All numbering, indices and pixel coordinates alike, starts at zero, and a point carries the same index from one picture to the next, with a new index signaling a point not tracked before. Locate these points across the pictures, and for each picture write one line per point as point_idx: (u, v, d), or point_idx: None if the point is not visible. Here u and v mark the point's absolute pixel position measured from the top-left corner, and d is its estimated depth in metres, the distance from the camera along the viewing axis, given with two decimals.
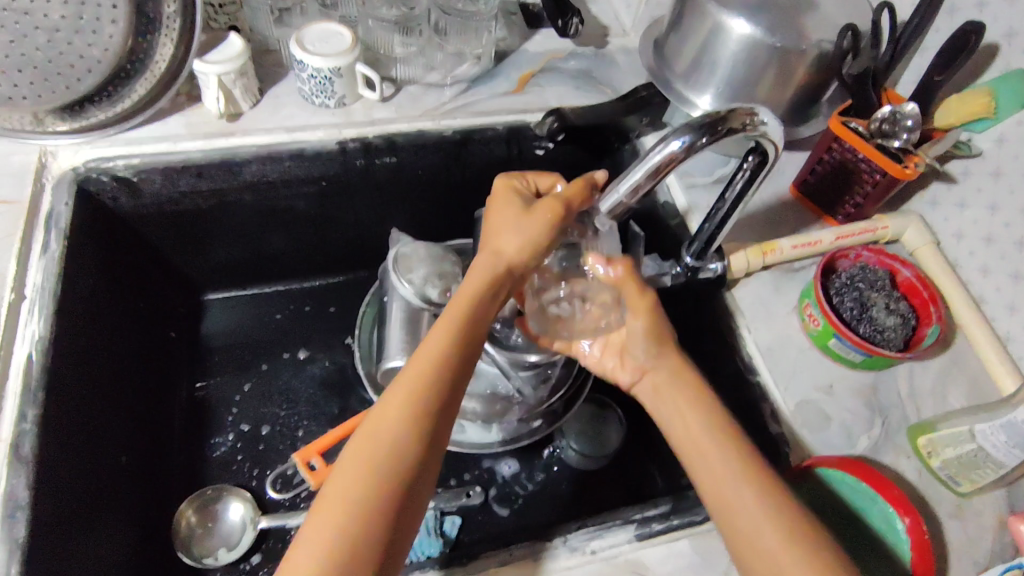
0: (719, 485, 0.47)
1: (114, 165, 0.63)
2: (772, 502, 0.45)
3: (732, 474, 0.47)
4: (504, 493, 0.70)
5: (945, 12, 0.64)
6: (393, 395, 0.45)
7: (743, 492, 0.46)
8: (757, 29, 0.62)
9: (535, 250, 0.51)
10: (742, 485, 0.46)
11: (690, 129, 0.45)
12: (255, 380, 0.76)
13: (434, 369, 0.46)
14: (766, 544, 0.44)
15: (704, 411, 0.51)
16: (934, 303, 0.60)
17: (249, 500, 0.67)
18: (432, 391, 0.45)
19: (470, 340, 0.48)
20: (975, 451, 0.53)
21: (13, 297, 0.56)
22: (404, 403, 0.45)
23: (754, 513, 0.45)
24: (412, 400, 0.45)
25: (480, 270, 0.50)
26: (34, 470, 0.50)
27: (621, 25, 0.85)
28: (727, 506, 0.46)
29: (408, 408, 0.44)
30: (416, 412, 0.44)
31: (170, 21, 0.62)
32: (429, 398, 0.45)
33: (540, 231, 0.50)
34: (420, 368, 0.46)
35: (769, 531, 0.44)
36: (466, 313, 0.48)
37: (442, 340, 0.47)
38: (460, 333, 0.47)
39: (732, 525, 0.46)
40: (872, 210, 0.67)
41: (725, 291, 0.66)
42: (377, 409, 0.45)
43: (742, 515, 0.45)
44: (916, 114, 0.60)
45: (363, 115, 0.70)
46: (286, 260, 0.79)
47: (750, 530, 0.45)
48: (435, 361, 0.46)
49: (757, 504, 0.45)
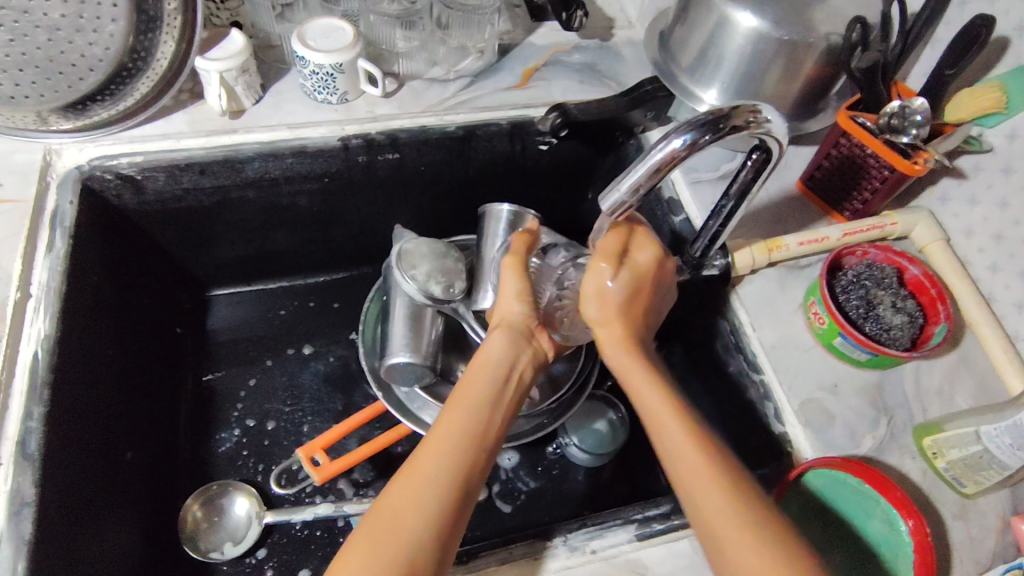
0: (679, 466, 0.45)
1: (118, 163, 0.63)
2: (739, 496, 0.43)
3: (693, 457, 0.45)
4: (507, 489, 0.70)
5: (957, 4, 0.62)
6: (410, 474, 0.43)
7: (706, 483, 0.43)
8: (763, 22, 0.61)
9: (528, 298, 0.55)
10: (700, 462, 0.44)
11: (692, 127, 0.44)
12: (260, 375, 0.77)
13: (455, 437, 0.45)
14: (734, 542, 0.41)
15: (658, 391, 0.49)
16: (942, 301, 0.59)
17: (254, 495, 0.68)
18: (458, 460, 0.44)
19: (497, 399, 0.49)
20: (981, 452, 0.53)
21: (18, 295, 0.56)
22: (422, 478, 0.43)
23: (719, 508, 0.42)
24: (432, 474, 0.43)
25: (492, 336, 0.53)
26: (40, 468, 0.50)
27: (627, 17, 0.84)
28: (692, 498, 0.44)
29: (429, 477, 0.43)
30: (443, 486, 0.43)
31: (171, 18, 0.61)
32: (456, 468, 0.44)
33: (515, 281, 0.55)
34: (442, 437, 0.45)
35: (740, 532, 0.41)
36: (490, 374, 0.50)
37: (465, 410, 0.47)
38: (487, 395, 0.48)
39: (698, 512, 0.43)
40: (880, 207, 0.66)
41: (730, 287, 0.65)
42: (399, 485, 0.43)
43: (709, 514, 0.43)
44: (926, 108, 0.58)
45: (366, 111, 0.70)
46: (290, 256, 0.79)
47: (720, 525, 0.42)
48: (453, 436, 0.45)
49: (721, 492, 0.43)
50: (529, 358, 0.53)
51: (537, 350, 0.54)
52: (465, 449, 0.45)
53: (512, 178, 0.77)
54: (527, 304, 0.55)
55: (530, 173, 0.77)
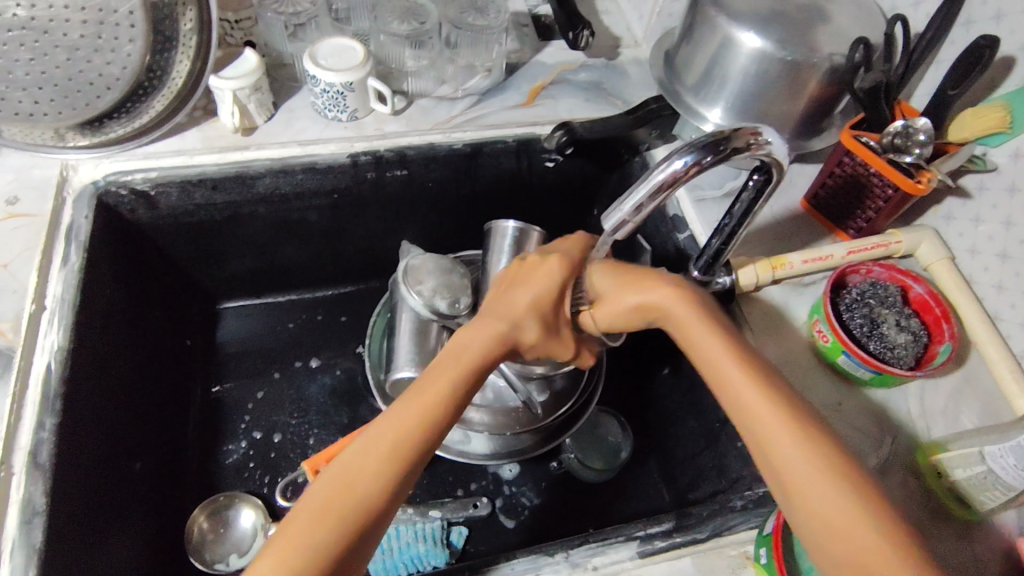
0: (764, 429, 0.40)
1: (132, 179, 0.64)
2: (820, 449, 0.38)
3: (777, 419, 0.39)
4: (510, 504, 0.71)
5: (961, 24, 0.62)
6: (368, 438, 0.39)
7: (796, 452, 0.38)
8: (767, 43, 0.61)
9: (536, 295, 0.49)
10: (786, 424, 0.39)
11: (694, 148, 0.44)
12: (268, 388, 0.77)
13: (423, 403, 0.40)
14: (820, 495, 0.37)
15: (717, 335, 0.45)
16: (946, 320, 0.59)
17: (260, 506, 0.69)
18: (420, 428, 0.40)
19: (477, 371, 0.44)
20: (985, 472, 0.52)
21: (33, 308, 0.57)
22: (380, 443, 0.38)
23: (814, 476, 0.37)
24: (394, 438, 0.39)
25: (485, 318, 0.47)
26: (52, 478, 0.51)
27: (633, 36, 0.85)
28: (763, 447, 0.39)
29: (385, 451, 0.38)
30: (399, 452, 0.39)
31: (187, 38, 0.63)
32: (418, 433, 0.39)
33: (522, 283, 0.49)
34: (411, 403, 0.40)
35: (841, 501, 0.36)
36: (479, 346, 0.45)
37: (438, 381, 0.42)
38: (469, 364, 0.43)
39: (787, 478, 0.38)
40: (885, 226, 0.66)
41: (733, 305, 0.66)
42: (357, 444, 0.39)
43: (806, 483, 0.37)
44: (929, 128, 0.59)
45: (375, 128, 0.71)
46: (299, 270, 0.81)
47: (807, 491, 0.37)
48: (427, 404, 0.40)
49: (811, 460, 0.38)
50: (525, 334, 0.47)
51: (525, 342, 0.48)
52: (433, 414, 0.40)
53: (518, 195, 0.78)
54: (533, 297, 0.49)
55: (535, 190, 0.78)
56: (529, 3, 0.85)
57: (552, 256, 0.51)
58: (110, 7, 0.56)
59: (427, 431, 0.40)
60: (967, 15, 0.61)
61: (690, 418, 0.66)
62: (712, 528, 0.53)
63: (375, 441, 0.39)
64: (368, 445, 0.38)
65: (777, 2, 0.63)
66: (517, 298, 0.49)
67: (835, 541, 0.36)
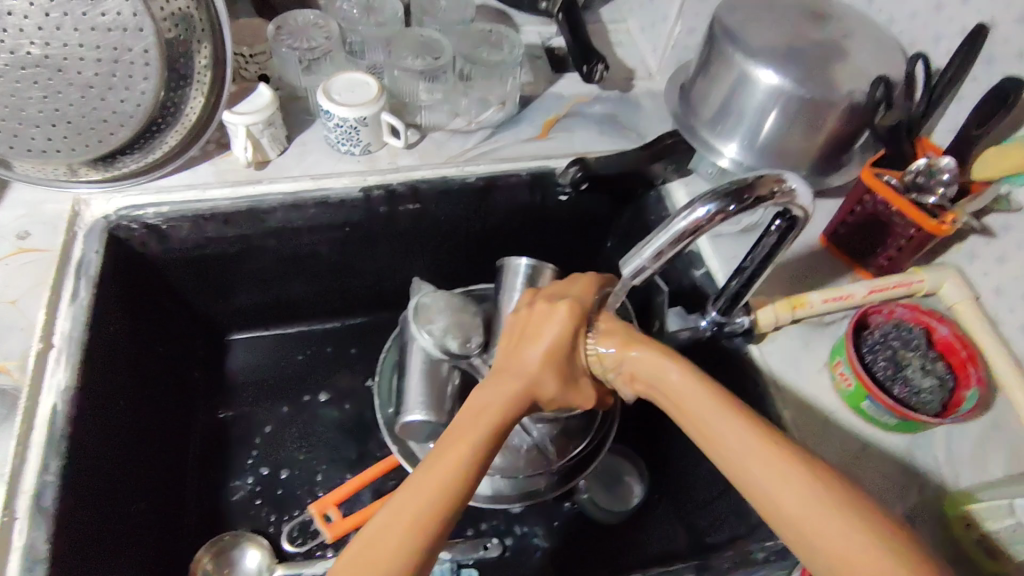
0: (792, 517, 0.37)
1: (144, 213, 0.64)
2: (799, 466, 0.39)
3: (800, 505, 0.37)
4: (522, 545, 0.69)
5: (982, 62, 0.60)
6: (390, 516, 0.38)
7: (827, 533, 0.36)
8: (786, 81, 0.61)
9: (550, 352, 0.47)
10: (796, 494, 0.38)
11: (717, 196, 0.43)
12: (276, 421, 0.76)
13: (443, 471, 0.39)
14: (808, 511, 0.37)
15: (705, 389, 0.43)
16: (973, 363, 0.57)
17: (265, 546, 0.67)
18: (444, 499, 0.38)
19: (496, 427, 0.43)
20: (1015, 526, 0.52)
21: (40, 346, 0.56)
22: (412, 503, 0.38)
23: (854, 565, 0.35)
24: (420, 511, 0.38)
25: (503, 373, 0.46)
26: (55, 523, 0.50)
27: (647, 68, 0.85)
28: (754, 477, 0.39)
29: (419, 509, 0.37)
30: (433, 512, 0.38)
31: (201, 75, 0.62)
32: (447, 495, 0.38)
33: (537, 343, 0.48)
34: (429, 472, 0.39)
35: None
36: (495, 402, 0.44)
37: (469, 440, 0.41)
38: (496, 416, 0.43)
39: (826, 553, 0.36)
40: (907, 264, 0.65)
41: (752, 345, 0.65)
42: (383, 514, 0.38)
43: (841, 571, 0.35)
44: (953, 168, 0.57)
45: (388, 162, 0.71)
46: (309, 302, 0.80)
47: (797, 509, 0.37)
48: (458, 455, 0.40)
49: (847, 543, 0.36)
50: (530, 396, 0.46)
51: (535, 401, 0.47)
52: (457, 477, 0.39)
53: (532, 227, 0.77)
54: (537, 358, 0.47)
55: (548, 223, 0.77)
56: (542, 35, 0.85)
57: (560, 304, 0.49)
58: (125, 46, 0.56)
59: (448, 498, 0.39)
60: (988, 52, 0.59)
61: (708, 460, 0.64)
62: None
63: (409, 504, 0.38)
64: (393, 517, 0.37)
65: (795, 38, 0.62)
66: (527, 355, 0.47)
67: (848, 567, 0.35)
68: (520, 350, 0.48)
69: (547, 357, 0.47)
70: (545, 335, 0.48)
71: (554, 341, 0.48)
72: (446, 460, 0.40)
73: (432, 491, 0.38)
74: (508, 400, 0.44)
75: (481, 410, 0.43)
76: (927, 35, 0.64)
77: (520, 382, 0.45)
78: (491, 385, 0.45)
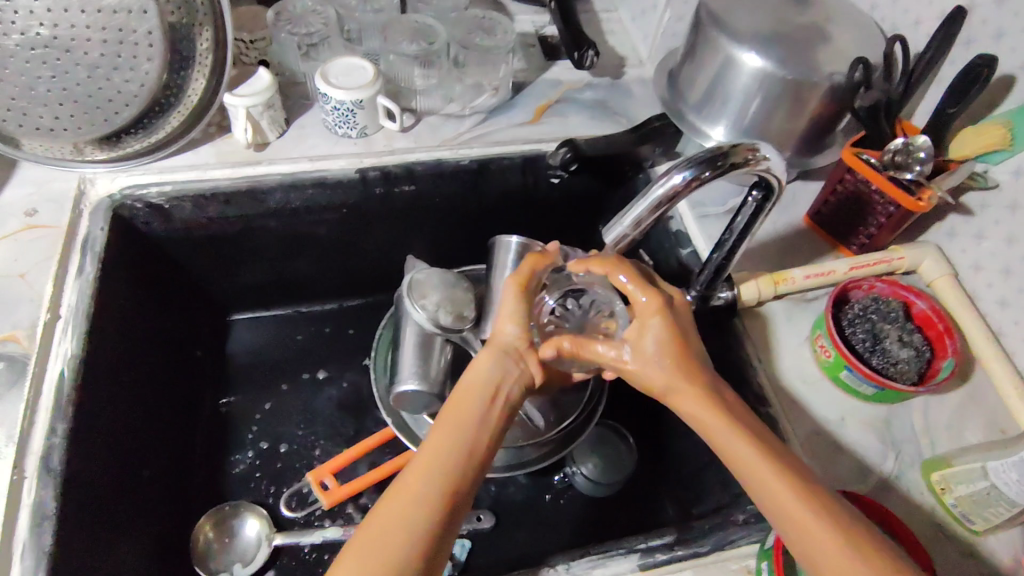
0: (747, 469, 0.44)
1: (147, 192, 0.67)
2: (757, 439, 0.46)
3: (757, 460, 0.44)
4: (515, 517, 0.71)
5: (960, 43, 0.61)
6: (391, 513, 0.41)
7: (768, 475, 0.44)
8: (768, 63, 0.63)
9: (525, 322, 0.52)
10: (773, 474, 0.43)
11: (693, 163, 0.46)
12: (276, 399, 0.78)
13: (442, 456, 0.44)
14: (765, 481, 0.43)
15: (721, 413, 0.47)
16: (949, 336, 0.59)
17: (264, 517, 0.69)
18: (443, 490, 0.42)
19: (489, 398, 0.47)
20: (988, 488, 0.52)
21: (48, 317, 0.59)
22: (417, 479, 0.42)
23: (813, 535, 0.41)
24: (420, 500, 0.41)
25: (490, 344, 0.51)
26: (62, 483, 0.52)
27: (638, 56, 0.87)
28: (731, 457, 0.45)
29: (418, 494, 0.42)
30: (446, 478, 0.43)
31: (203, 57, 0.65)
32: (451, 467, 0.43)
33: (512, 303, 0.52)
34: (425, 465, 0.43)
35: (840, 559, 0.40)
36: (476, 385, 0.48)
37: (452, 422, 0.45)
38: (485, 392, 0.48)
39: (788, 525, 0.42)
40: (888, 242, 0.66)
41: (737, 320, 0.67)
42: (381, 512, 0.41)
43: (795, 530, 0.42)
44: (929, 147, 0.60)
45: (384, 144, 0.73)
46: (309, 283, 0.82)
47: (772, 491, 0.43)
48: (448, 436, 0.45)
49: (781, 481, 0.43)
50: (515, 381, 0.49)
51: (524, 374, 0.50)
52: (454, 459, 0.44)
53: (524, 210, 0.80)
54: (521, 326, 0.51)
55: (540, 205, 0.79)
56: (536, 23, 0.87)
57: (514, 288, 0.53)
58: (130, 27, 0.58)
59: (457, 487, 0.43)
60: (966, 34, 0.61)
61: None
62: (714, 542, 0.54)
63: (412, 484, 0.42)
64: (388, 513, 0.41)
65: (778, 22, 0.64)
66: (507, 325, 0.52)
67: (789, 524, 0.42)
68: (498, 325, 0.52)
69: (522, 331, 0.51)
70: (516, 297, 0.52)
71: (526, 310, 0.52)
72: (445, 439, 0.44)
73: (426, 471, 0.43)
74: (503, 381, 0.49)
75: (476, 383, 0.48)
76: (908, 19, 0.66)
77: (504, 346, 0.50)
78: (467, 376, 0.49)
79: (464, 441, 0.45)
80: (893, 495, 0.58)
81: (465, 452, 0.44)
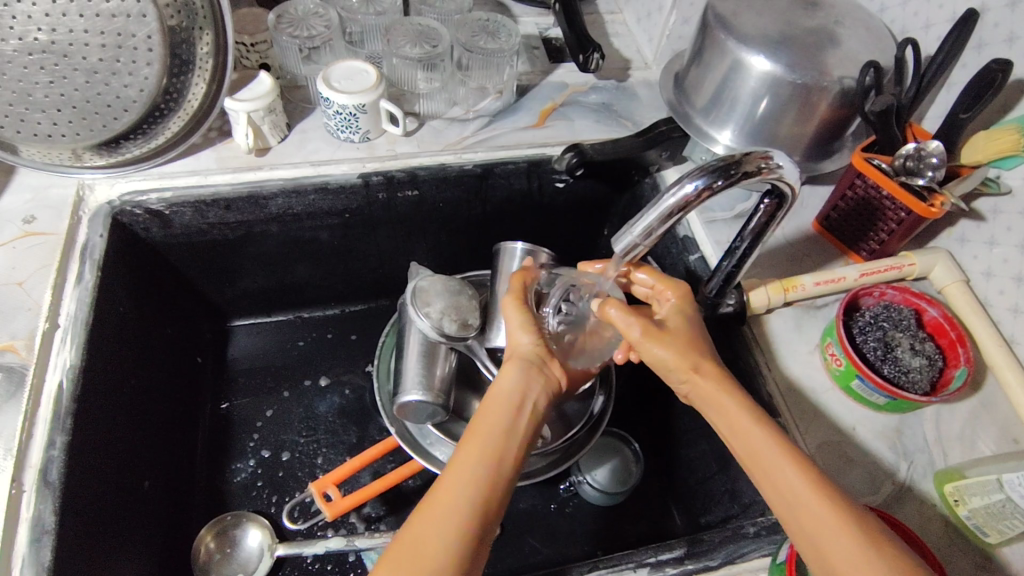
0: (764, 463, 0.45)
1: (147, 199, 0.65)
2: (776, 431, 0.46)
3: (775, 454, 0.45)
4: (520, 526, 0.70)
5: (973, 47, 0.60)
6: (424, 528, 0.41)
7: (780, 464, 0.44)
8: (777, 66, 0.61)
9: (534, 329, 0.54)
10: (785, 463, 0.44)
11: (704, 172, 0.45)
12: (277, 406, 0.77)
13: (476, 470, 0.44)
14: (778, 467, 0.44)
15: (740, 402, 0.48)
16: (961, 344, 0.58)
17: (267, 526, 0.68)
18: (476, 508, 0.42)
19: (518, 412, 0.48)
20: (1003, 501, 0.50)
21: (46, 326, 0.58)
22: (451, 496, 0.42)
23: (820, 517, 0.42)
24: (454, 516, 0.41)
25: (514, 357, 0.52)
26: (61, 497, 0.51)
27: (643, 58, 0.86)
28: (747, 447, 0.46)
29: (452, 511, 0.41)
30: (479, 497, 0.42)
31: (203, 61, 0.63)
32: (483, 485, 0.43)
33: (517, 315, 0.55)
34: (456, 482, 0.43)
35: (851, 548, 0.40)
36: (506, 401, 0.48)
37: (486, 439, 0.45)
38: (514, 407, 0.48)
39: (795, 513, 0.43)
40: (898, 248, 0.65)
41: (746, 327, 0.66)
42: (413, 529, 0.41)
43: (807, 523, 0.42)
44: (942, 152, 0.59)
45: (386, 149, 0.72)
46: (311, 289, 0.81)
47: (779, 482, 0.44)
48: (480, 451, 0.45)
49: (798, 478, 0.43)
50: (539, 388, 0.51)
51: (549, 379, 0.52)
52: (485, 477, 0.43)
53: (528, 215, 0.79)
54: (534, 334, 0.53)
55: (545, 210, 0.78)
56: (540, 25, 0.86)
57: (511, 301, 0.56)
58: (129, 31, 0.57)
59: (489, 502, 0.43)
60: (978, 38, 0.60)
61: (703, 441, 0.66)
62: (724, 556, 0.53)
63: (446, 500, 0.42)
64: (424, 528, 0.41)
65: (786, 25, 0.63)
66: (526, 338, 0.53)
67: (796, 512, 0.43)
68: (512, 338, 0.54)
69: (538, 342, 0.53)
70: (518, 311, 0.55)
71: (532, 319, 0.55)
72: (478, 454, 0.44)
73: (460, 488, 0.42)
74: (532, 391, 0.50)
75: (506, 399, 0.49)
76: (919, 22, 0.65)
77: (529, 360, 0.52)
78: (494, 392, 0.49)
79: (497, 456, 0.45)
80: (906, 507, 0.57)
81: (498, 468, 0.44)
